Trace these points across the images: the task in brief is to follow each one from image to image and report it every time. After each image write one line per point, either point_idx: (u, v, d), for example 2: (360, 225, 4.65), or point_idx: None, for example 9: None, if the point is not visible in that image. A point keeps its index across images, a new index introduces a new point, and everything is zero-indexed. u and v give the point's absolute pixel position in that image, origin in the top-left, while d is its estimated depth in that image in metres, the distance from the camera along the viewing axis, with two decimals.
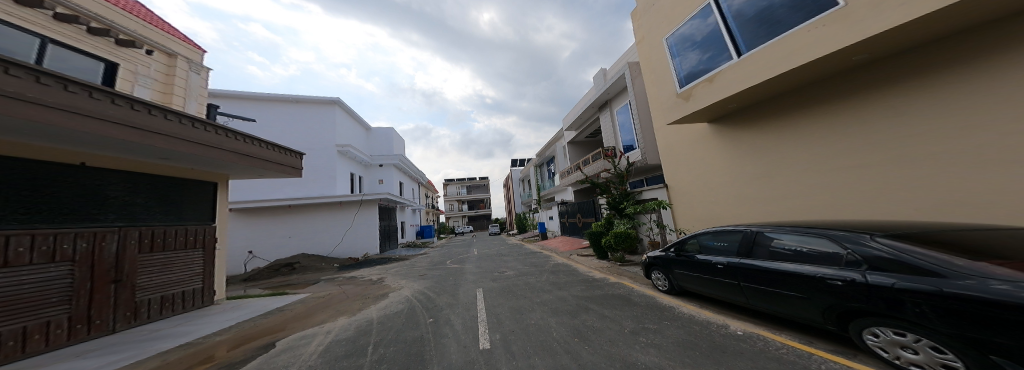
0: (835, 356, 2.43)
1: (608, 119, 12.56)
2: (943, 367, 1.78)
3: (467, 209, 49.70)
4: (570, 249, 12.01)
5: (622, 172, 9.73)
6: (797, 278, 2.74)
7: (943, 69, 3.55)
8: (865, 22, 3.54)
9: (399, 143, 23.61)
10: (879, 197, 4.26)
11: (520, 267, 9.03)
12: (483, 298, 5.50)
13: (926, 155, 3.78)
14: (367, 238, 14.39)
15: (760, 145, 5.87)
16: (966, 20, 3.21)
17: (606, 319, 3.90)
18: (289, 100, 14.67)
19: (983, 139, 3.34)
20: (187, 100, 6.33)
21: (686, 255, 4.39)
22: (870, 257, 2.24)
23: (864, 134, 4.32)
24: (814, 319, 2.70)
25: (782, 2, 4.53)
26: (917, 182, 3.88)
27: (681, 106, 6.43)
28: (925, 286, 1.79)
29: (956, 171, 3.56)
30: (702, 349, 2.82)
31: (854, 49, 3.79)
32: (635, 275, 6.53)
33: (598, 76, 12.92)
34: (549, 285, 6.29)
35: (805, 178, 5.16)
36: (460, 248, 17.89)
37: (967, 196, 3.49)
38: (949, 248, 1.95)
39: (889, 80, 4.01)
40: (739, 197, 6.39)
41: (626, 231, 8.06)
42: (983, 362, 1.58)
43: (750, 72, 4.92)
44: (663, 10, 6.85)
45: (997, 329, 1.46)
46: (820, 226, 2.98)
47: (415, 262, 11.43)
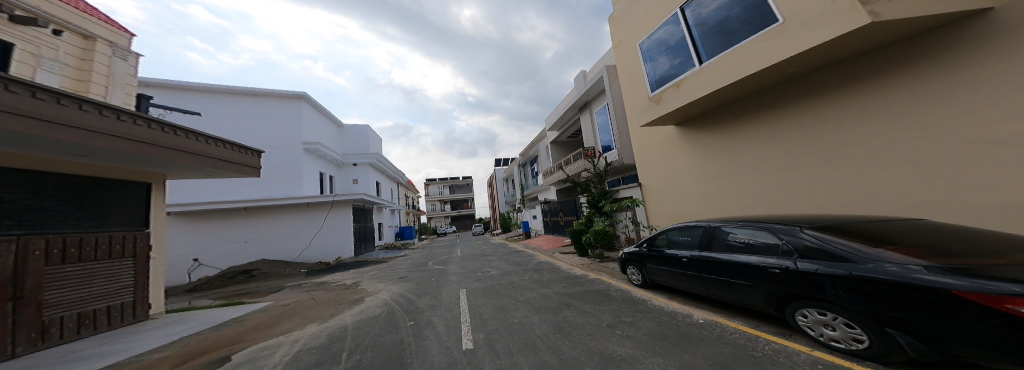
0: (776, 337, 2.73)
1: (589, 119, 12.95)
2: (854, 340, 2.09)
3: (449, 210, 48.79)
4: (553, 248, 12.23)
5: (601, 171, 10.03)
6: (746, 268, 3.02)
7: (861, 82, 4.04)
8: (801, 36, 3.97)
9: (377, 141, 22.72)
10: (810, 194, 4.80)
11: (504, 266, 9.05)
12: (467, 298, 5.47)
13: (845, 158, 4.33)
14: (341, 242, 13.79)
15: (718, 147, 6.35)
16: (875, 41, 3.70)
17: (586, 314, 4.03)
18: (246, 93, 13.61)
19: (887, 143, 3.89)
20: (110, 88, 5.61)
21: (656, 250, 4.65)
22: (801, 246, 2.53)
23: (804, 138, 4.83)
24: (759, 304, 3.00)
25: (736, 16, 4.94)
26: (839, 181, 4.42)
27: (652, 109, 6.80)
28: (837, 270, 2.08)
29: (866, 171, 4.12)
30: (671, 338, 3.02)
31: (793, 61, 4.24)
32: (613, 271, 6.80)
33: (578, 78, 13.33)
34: (533, 283, 6.38)
35: (755, 178, 5.65)
36: (441, 248, 17.61)
37: (875, 193, 4.05)
38: (860, 236, 2.27)
39: (821, 91, 4.51)
40: (701, 196, 6.87)
41: (605, 228, 8.40)
42: (881, 335, 1.87)
43: (710, 79, 5.32)
44: (638, 16, 7.14)
45: (892, 305, 1.74)
46: (768, 220, 3.27)
47: (395, 265, 11.05)
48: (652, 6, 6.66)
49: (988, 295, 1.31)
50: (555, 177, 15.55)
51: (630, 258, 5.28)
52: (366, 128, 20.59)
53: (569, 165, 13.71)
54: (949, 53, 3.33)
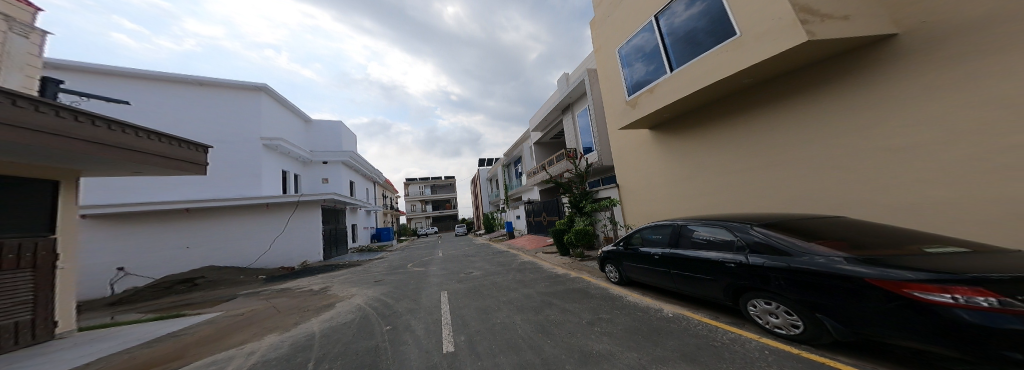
0: (732, 327, 2.96)
1: (571, 121, 13.22)
2: (792, 326, 2.32)
3: (431, 211, 47.82)
4: (536, 248, 12.37)
5: (583, 172, 10.26)
6: (708, 263, 3.22)
7: (801, 94, 4.46)
8: (754, 49, 4.31)
9: (350, 139, 21.73)
10: (759, 195, 5.22)
11: (487, 266, 9.01)
12: (448, 300, 5.37)
13: (787, 162, 4.76)
14: (307, 245, 13.07)
15: (685, 150, 6.71)
16: (812, 57, 4.09)
17: (567, 312, 4.12)
18: (191, 82, 12.37)
19: (821, 150, 4.33)
20: (3, 69, 4.32)
21: (631, 248, 4.84)
22: (751, 241, 2.76)
23: (758, 142, 5.20)
24: (718, 296, 3.22)
25: (701, 28, 5.24)
26: (782, 183, 4.85)
27: (629, 113, 7.08)
28: (778, 263, 2.32)
29: (804, 174, 4.55)
30: (644, 332, 3.16)
31: (747, 72, 4.63)
32: (593, 269, 6.99)
33: (561, 80, 13.65)
34: (517, 283, 6.40)
35: (715, 179, 6.04)
36: (422, 250, 17.18)
37: (809, 193, 4.50)
38: (801, 233, 2.50)
39: (769, 102, 4.92)
40: (671, 196, 7.24)
41: (585, 228, 8.64)
42: (812, 319, 2.11)
43: (679, 86, 5.63)
44: (618, 22, 7.36)
45: (819, 292, 1.97)
46: (726, 218, 3.50)
47: (370, 268, 10.63)
48: (629, 14, 6.90)
49: (892, 281, 1.58)
50: (538, 177, 15.77)
51: (608, 256, 5.44)
52: (338, 124, 19.61)
53: (552, 165, 13.93)
54: (874, 67, 3.70)
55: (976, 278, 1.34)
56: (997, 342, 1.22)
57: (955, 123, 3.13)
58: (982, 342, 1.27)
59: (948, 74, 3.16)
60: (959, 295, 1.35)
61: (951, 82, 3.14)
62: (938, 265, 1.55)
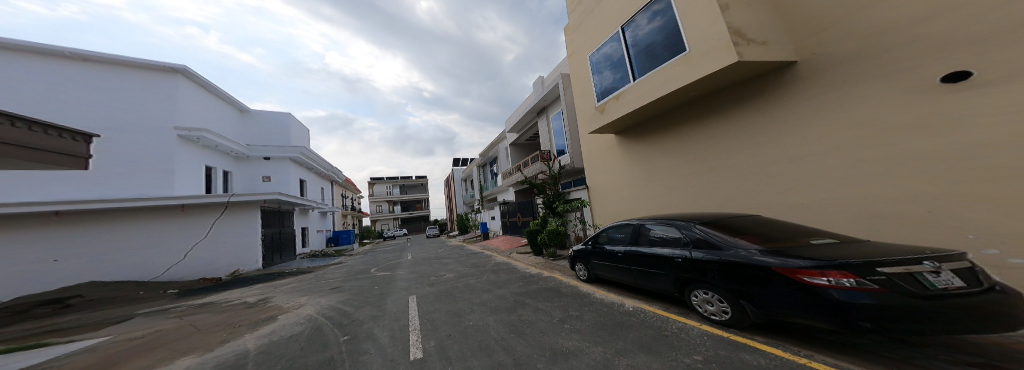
0: (677, 316, 3.22)
1: (545, 124, 13.47)
2: (723, 312, 2.64)
3: (399, 212, 45.70)
4: (511, 248, 12.43)
5: (556, 173, 10.48)
6: (659, 259, 3.46)
7: (736, 107, 4.97)
8: (699, 65, 4.72)
9: (301, 133, 19.91)
10: (700, 197, 5.70)
11: (460, 268, 8.80)
12: (418, 304, 5.12)
13: (723, 167, 5.27)
14: (240, 252, 11.61)
15: (643, 155, 7.14)
16: (743, 75, 4.58)
17: (540, 312, 4.12)
18: (73, 56, 10.28)
19: (749, 157, 4.85)
20: None
21: (599, 246, 5.00)
22: (693, 238, 3.04)
23: (701, 148, 5.66)
24: (667, 289, 3.47)
25: (659, 41, 5.57)
26: (719, 187, 5.35)
27: (598, 117, 7.37)
28: (714, 256, 2.64)
29: (736, 179, 5.06)
30: (609, 327, 3.27)
31: (693, 86, 5.06)
32: (564, 268, 7.15)
33: (536, 83, 14.00)
34: (490, 284, 6.30)
35: (667, 182, 6.50)
36: (388, 253, 16.27)
37: (740, 196, 5.02)
38: (738, 231, 2.82)
39: (710, 113, 5.41)
40: (631, 198, 7.70)
41: (558, 228, 8.83)
42: (739, 304, 2.45)
43: (640, 95, 5.97)
44: (589, 30, 7.62)
45: (746, 280, 2.32)
46: (676, 217, 3.77)
47: (326, 274, 9.81)
48: (599, 23, 7.17)
49: (789, 268, 2.00)
50: (513, 178, 15.85)
51: (578, 255, 5.58)
52: (284, 116, 17.88)
53: (527, 167, 14.09)
54: (789, 85, 4.23)
55: (843, 263, 1.78)
56: (858, 316, 1.66)
57: (842, 136, 3.69)
58: (846, 316, 1.71)
59: (836, 96, 3.72)
60: (832, 278, 1.79)
61: (837, 102, 3.71)
62: (821, 254, 1.99)
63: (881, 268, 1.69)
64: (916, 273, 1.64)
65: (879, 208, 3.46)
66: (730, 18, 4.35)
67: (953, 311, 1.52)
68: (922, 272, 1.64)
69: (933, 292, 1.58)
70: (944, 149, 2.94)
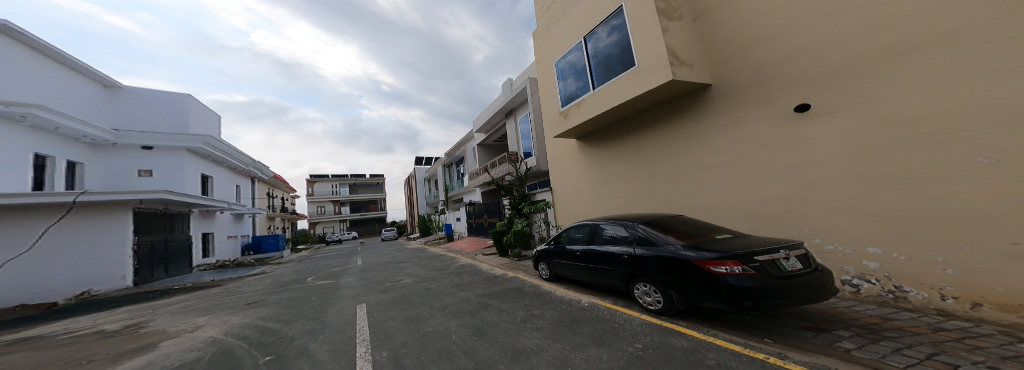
0: (622, 308, 3.40)
1: (513, 126, 13.41)
2: (657, 302, 2.95)
3: (351, 213, 41.82)
4: (476, 249, 12.07)
5: (522, 175, 10.46)
6: (610, 256, 3.58)
7: (666, 122, 5.45)
8: (641, 82, 5.01)
9: (206, 116, 16.00)
10: (639, 201, 6.16)
11: (419, 273, 8.18)
12: (367, 314, 4.52)
13: (656, 174, 5.75)
14: (96, 267, 8.79)
15: (594, 161, 7.48)
16: (672, 92, 5.00)
17: (503, 313, 3.87)
18: None
19: (676, 167, 5.33)
20: None
21: (560, 246, 4.92)
22: (637, 236, 3.24)
23: (641, 156, 6.09)
24: (614, 284, 3.61)
25: (615, 56, 5.65)
26: (653, 192, 5.83)
27: (561, 123, 7.33)
28: (651, 253, 2.92)
29: (666, 186, 5.54)
30: (568, 324, 3.19)
31: (635, 101, 5.39)
32: (528, 268, 7.07)
33: (505, 85, 13.99)
34: (453, 288, 5.89)
35: (613, 187, 6.89)
36: (334, 259, 14.56)
37: (668, 201, 5.49)
38: (678, 232, 3.07)
39: (647, 126, 5.85)
40: (583, 200, 8.02)
41: (523, 229, 8.77)
42: (667, 293, 2.80)
43: (595, 105, 6.13)
44: (553, 37, 7.59)
45: (673, 273, 2.66)
46: (628, 217, 3.87)
47: (241, 288, 8.30)
48: (563, 30, 7.17)
49: (702, 259, 2.41)
50: (480, 179, 15.52)
51: (541, 254, 5.46)
52: (183, 98, 14.21)
53: (494, 167, 13.87)
54: (707, 105, 4.74)
55: (736, 254, 2.26)
56: (744, 296, 2.14)
57: (744, 153, 4.26)
58: (737, 297, 2.17)
59: (740, 118, 4.28)
60: (729, 266, 2.25)
61: (742, 124, 4.27)
62: (723, 247, 2.48)
63: (756, 257, 2.24)
64: (777, 259, 2.25)
65: (765, 212, 4.05)
66: (668, 40, 4.67)
67: (792, 287, 2.16)
68: (779, 259, 2.26)
69: (784, 273, 2.21)
70: (807, 164, 3.57)
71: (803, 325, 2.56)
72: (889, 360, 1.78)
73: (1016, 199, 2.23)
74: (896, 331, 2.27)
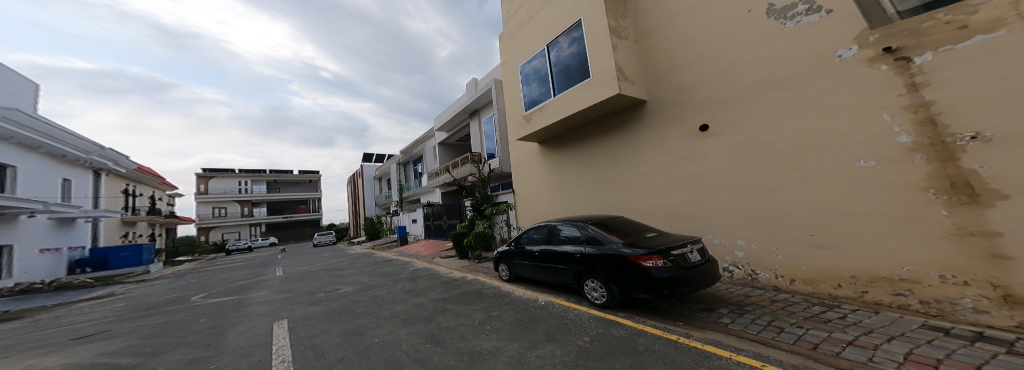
0: (573, 304, 3.55)
1: (477, 126, 13.20)
2: (602, 296, 3.16)
3: (279, 215, 36.51)
4: (433, 253, 11.53)
5: (485, 176, 10.31)
6: (564, 255, 3.69)
7: (608, 132, 5.90)
8: (594, 93, 5.30)
9: (13, 89, 11.94)
10: (585, 203, 6.57)
11: (366, 280, 7.44)
12: (301, 326, 3.94)
13: (597, 179, 6.18)
14: None
15: (548, 164, 7.72)
16: (615, 106, 5.38)
17: (461, 316, 3.70)
18: None
19: (615, 173, 5.78)
20: None
21: (520, 247, 4.89)
22: (589, 236, 3.40)
23: (586, 162, 6.46)
24: (567, 281, 3.73)
25: (574, 65, 5.88)
26: (596, 195, 6.25)
27: (524, 126, 7.32)
28: (599, 251, 3.12)
29: (607, 190, 5.98)
30: (526, 323, 3.19)
31: (586, 110, 5.68)
32: (489, 270, 6.96)
33: (469, 85, 13.75)
34: (405, 294, 5.48)
35: (564, 190, 7.21)
36: (250, 269, 12.30)
37: (608, 204, 5.94)
38: (626, 232, 3.28)
39: (593, 134, 6.24)
40: (537, 203, 8.26)
41: (485, 231, 8.64)
42: (610, 287, 3.03)
43: (555, 112, 6.29)
44: (518, 41, 7.61)
45: (614, 268, 2.93)
46: (583, 218, 4.01)
47: (99, 311, 6.38)
48: (528, 34, 7.22)
49: (635, 255, 2.71)
50: (440, 179, 14.96)
51: (501, 256, 5.42)
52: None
53: (456, 168, 13.50)
54: (640, 119, 5.24)
55: (660, 249, 2.64)
56: (664, 286, 2.53)
57: (667, 163, 4.82)
58: (658, 287, 2.55)
59: (664, 132, 4.85)
60: (654, 261, 2.61)
61: (666, 137, 4.82)
62: (653, 244, 2.82)
63: (672, 251, 2.67)
64: (685, 254, 2.74)
65: (680, 214, 4.65)
66: (617, 57, 5.05)
67: (693, 275, 2.67)
68: (687, 253, 2.75)
69: (690, 265, 2.72)
70: (712, 175, 4.21)
71: (700, 306, 3.09)
72: (760, 334, 2.34)
73: (833, 208, 3.07)
74: (753, 306, 3.01)
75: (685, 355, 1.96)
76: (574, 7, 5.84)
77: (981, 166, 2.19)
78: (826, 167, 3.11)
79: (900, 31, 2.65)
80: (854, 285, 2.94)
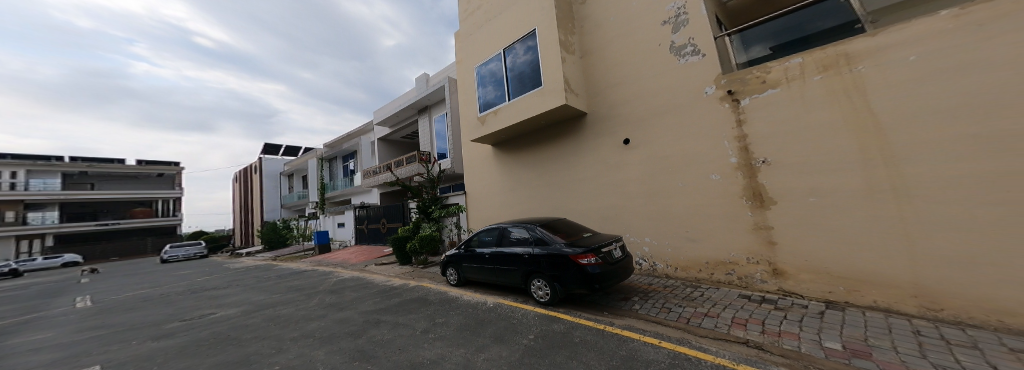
0: (520, 303, 3.68)
1: (426, 124, 12.59)
2: (546, 293, 3.34)
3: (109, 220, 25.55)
4: (366, 260, 10.39)
5: (434, 177, 9.63)
6: (513, 256, 3.78)
7: (549, 139, 6.39)
8: (543, 102, 5.60)
9: None
10: (529, 206, 6.94)
11: (278, 294, 6.29)
12: (171, 356, 3.07)
13: (542, 183, 6.56)
14: None
15: (498, 167, 7.85)
16: (557, 116, 5.78)
17: (399, 327, 3.46)
18: None
19: (555, 178, 6.26)
20: None
21: (470, 250, 4.81)
22: (536, 237, 3.56)
23: (533, 167, 6.80)
24: (514, 282, 3.83)
25: (528, 73, 6.11)
26: (541, 198, 6.60)
27: (478, 128, 7.26)
28: (544, 251, 3.30)
29: (550, 194, 6.39)
30: (472, 327, 3.17)
31: (536, 116, 5.92)
32: (433, 276, 6.66)
33: (420, 79, 13.05)
34: (329, 307, 4.81)
35: (512, 194, 7.42)
36: (80, 292, 8.90)
37: (552, 207, 6.33)
38: (569, 233, 3.55)
39: (539, 141, 6.64)
40: (488, 206, 8.29)
41: (431, 234, 8.30)
42: (553, 285, 3.22)
43: (508, 116, 6.41)
44: (475, 42, 7.55)
45: (555, 266, 3.15)
46: (533, 220, 4.15)
47: None
48: (485, 37, 7.23)
49: (571, 254, 2.95)
50: (381, 178, 13.67)
51: (449, 259, 5.26)
52: None
53: (399, 167, 12.66)
54: (577, 129, 5.79)
55: (592, 248, 2.94)
56: (595, 281, 2.82)
57: (597, 170, 5.41)
58: (590, 282, 2.83)
59: (593, 142, 5.50)
60: (588, 259, 2.89)
61: (595, 147, 5.46)
62: (587, 242, 3.14)
63: (602, 249, 3.02)
64: (612, 251, 3.12)
65: (608, 217, 5.24)
66: (566, 70, 5.44)
67: (618, 269, 3.06)
68: (613, 250, 3.14)
69: (615, 261, 3.10)
70: (630, 181, 4.91)
71: (620, 296, 3.53)
72: (661, 315, 2.85)
73: (697, 209, 4.15)
74: (654, 292, 3.58)
75: (609, 341, 2.23)
76: (529, 18, 6.08)
77: (766, 181, 3.57)
78: (700, 179, 4.10)
79: (735, 78, 3.86)
80: (708, 268, 4.07)
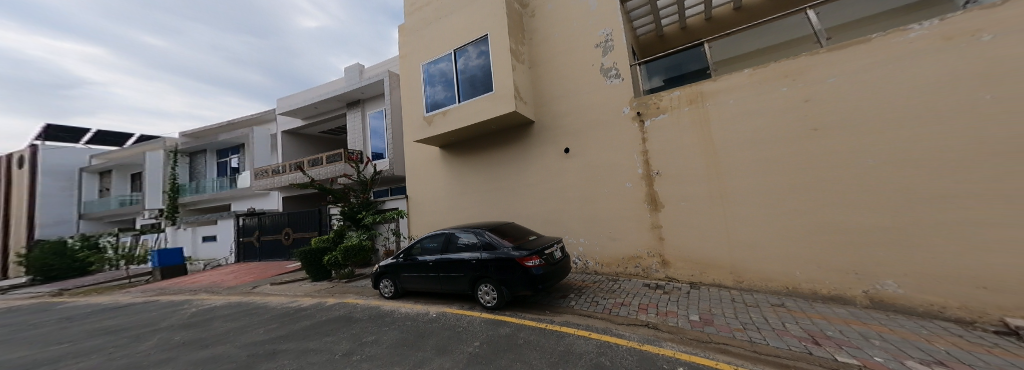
0: (465, 311, 3.60)
1: (359, 120, 11.43)
2: (493, 298, 3.35)
3: None
4: (253, 281, 8.21)
5: (365, 179, 8.70)
6: (459, 262, 3.68)
7: (495, 145, 6.53)
8: (492, 108, 5.68)
9: None
10: (475, 210, 6.91)
11: (130, 328, 4.73)
12: None
13: (488, 188, 6.63)
14: None
15: (443, 170, 7.62)
16: (501, 122, 5.94)
17: (310, 353, 3.00)
18: None
19: (500, 183, 6.40)
20: None
21: (411, 258, 4.47)
22: (484, 241, 3.55)
23: (479, 171, 6.81)
24: (461, 289, 3.73)
25: (479, 77, 6.12)
26: (488, 203, 6.63)
27: (424, 128, 6.89)
28: (491, 256, 3.31)
29: (495, 198, 6.49)
30: (411, 341, 2.96)
31: (484, 120, 5.93)
32: (361, 290, 6.03)
33: (353, 70, 11.83)
34: (208, 339, 3.83)
35: (458, 198, 7.28)
36: None
37: (498, 211, 6.42)
38: (517, 237, 3.64)
39: (485, 146, 6.71)
40: (431, 211, 7.92)
41: (360, 243, 7.48)
42: (501, 289, 3.25)
43: (458, 118, 6.27)
44: (423, 39, 7.24)
45: (501, 270, 3.19)
46: (480, 224, 4.12)
47: None
48: (434, 35, 6.99)
49: (518, 257, 3.04)
50: (291, 178, 11.67)
51: (385, 270, 4.82)
52: None
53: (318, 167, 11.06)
54: (522, 136, 6.05)
55: (536, 250, 3.09)
56: (539, 281, 2.97)
57: (540, 175, 5.73)
58: (534, 283, 2.96)
59: (534, 150, 5.84)
60: (534, 260, 3.03)
61: (536, 154, 5.79)
62: (532, 245, 3.28)
63: (545, 251, 3.20)
64: (553, 252, 3.32)
65: (549, 220, 5.57)
66: (516, 79, 5.65)
67: (558, 269, 3.27)
68: (556, 252, 3.35)
69: (557, 261, 3.31)
70: (566, 187, 5.33)
71: (558, 294, 3.77)
72: (585, 308, 3.16)
73: (618, 211, 4.73)
74: (581, 288, 3.94)
75: (548, 338, 2.37)
76: (481, 23, 6.14)
77: (658, 188, 4.37)
78: (619, 185, 4.72)
79: (642, 102, 4.58)
80: (621, 261, 4.68)
